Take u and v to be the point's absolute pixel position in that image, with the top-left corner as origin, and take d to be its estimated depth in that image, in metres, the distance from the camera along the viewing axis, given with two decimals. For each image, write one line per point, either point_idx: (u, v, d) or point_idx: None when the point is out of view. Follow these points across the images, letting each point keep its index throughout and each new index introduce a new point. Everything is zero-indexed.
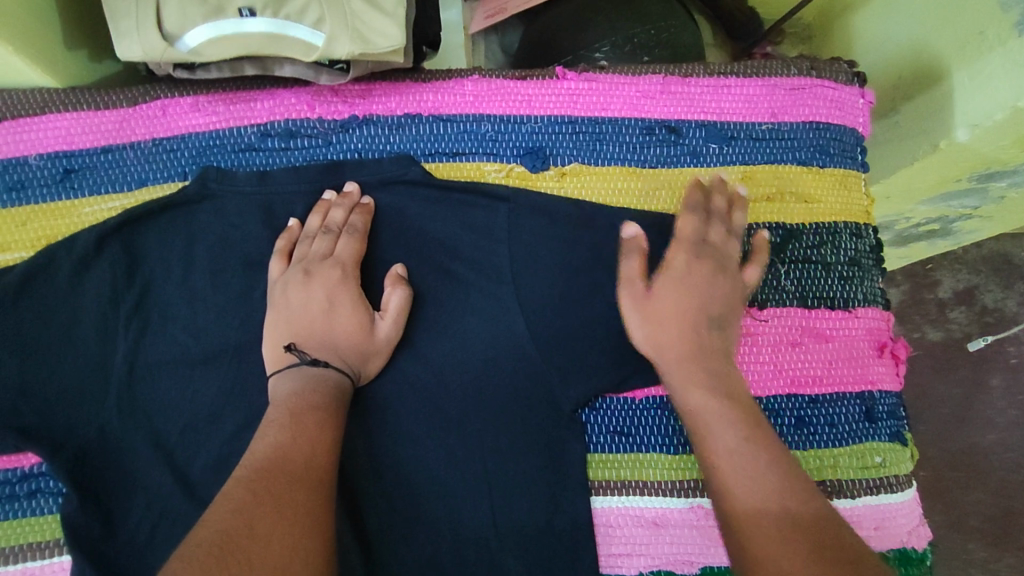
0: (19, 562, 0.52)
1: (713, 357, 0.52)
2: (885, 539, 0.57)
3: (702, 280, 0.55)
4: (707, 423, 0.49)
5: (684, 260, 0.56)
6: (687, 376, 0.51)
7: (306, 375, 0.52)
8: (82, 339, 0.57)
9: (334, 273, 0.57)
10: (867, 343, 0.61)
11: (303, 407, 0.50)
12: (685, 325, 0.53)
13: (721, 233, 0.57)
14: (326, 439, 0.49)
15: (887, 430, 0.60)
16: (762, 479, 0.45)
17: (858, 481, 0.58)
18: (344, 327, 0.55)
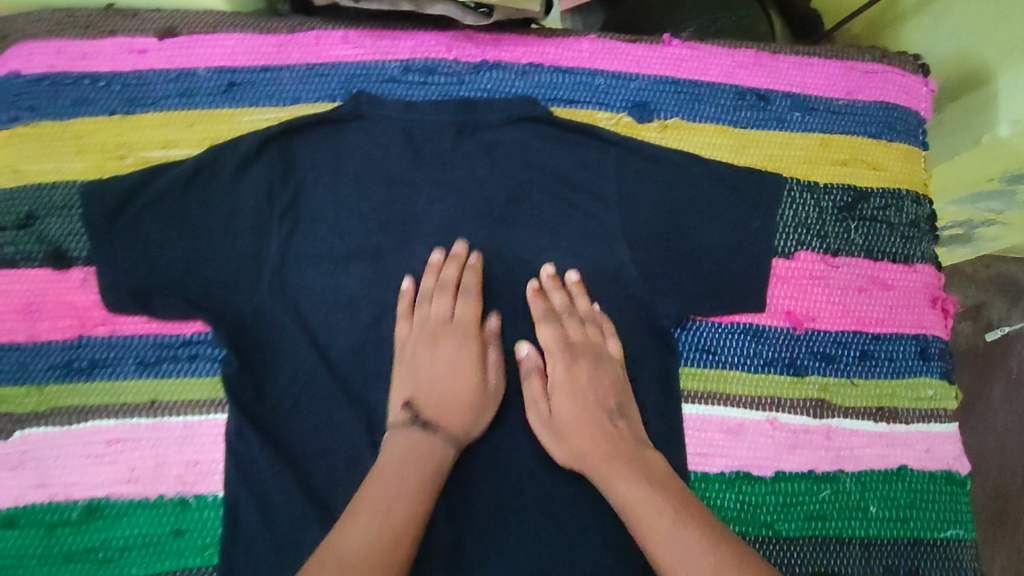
0: (181, 415, 0.60)
1: (619, 448, 0.58)
2: (935, 461, 0.66)
3: (588, 379, 0.62)
4: (641, 515, 0.52)
5: (564, 372, 0.62)
6: (608, 476, 0.56)
7: (420, 440, 0.57)
8: (238, 230, 0.63)
9: (457, 337, 0.63)
10: (923, 295, 0.70)
11: (401, 464, 0.55)
12: (574, 419, 0.60)
13: (578, 328, 0.64)
14: (421, 482, 0.54)
15: (938, 369, 0.68)
16: (711, 562, 0.47)
17: (912, 410, 0.66)
18: (458, 386, 0.61)
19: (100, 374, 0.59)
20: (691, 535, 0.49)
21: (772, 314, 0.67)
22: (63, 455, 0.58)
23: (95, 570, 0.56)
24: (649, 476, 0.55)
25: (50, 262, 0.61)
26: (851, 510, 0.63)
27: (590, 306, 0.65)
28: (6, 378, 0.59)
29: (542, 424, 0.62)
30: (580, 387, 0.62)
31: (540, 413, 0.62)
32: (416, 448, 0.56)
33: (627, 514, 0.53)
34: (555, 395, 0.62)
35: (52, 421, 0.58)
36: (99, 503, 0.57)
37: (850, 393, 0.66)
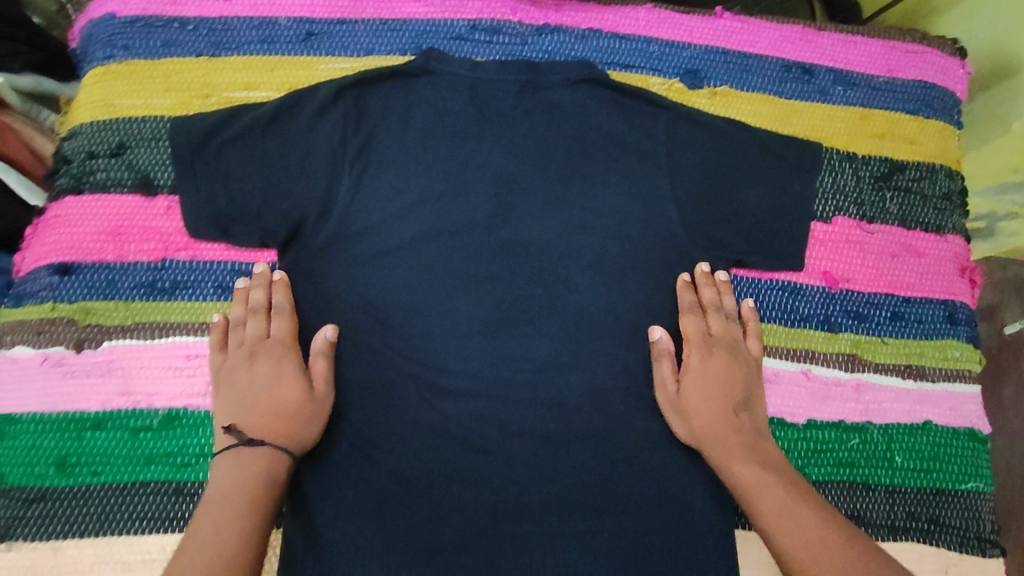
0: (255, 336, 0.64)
1: (740, 433, 0.63)
2: (958, 419, 0.69)
3: (717, 370, 0.66)
4: (755, 491, 0.59)
5: (699, 359, 0.66)
6: (726, 454, 0.62)
7: (239, 457, 0.57)
8: (312, 172, 0.65)
9: (275, 350, 0.62)
10: (953, 264, 0.73)
11: (230, 480, 0.56)
12: (706, 406, 0.64)
13: (721, 324, 0.68)
14: (257, 504, 0.55)
15: (964, 333, 0.72)
16: (822, 532, 0.55)
17: (938, 369, 0.70)
18: (268, 420, 0.59)
19: (181, 295, 0.64)
20: (812, 522, 0.55)
21: (810, 273, 0.71)
22: (146, 366, 0.62)
23: (173, 473, 0.60)
24: (762, 460, 0.61)
25: (139, 189, 0.65)
26: (877, 459, 0.67)
27: (734, 305, 0.69)
28: (96, 293, 0.63)
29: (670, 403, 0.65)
30: (709, 376, 0.65)
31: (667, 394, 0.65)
32: (244, 459, 0.57)
33: (744, 496, 0.59)
34: (687, 380, 0.65)
35: (137, 334, 0.62)
36: (178, 412, 0.62)
37: (880, 350, 0.70)
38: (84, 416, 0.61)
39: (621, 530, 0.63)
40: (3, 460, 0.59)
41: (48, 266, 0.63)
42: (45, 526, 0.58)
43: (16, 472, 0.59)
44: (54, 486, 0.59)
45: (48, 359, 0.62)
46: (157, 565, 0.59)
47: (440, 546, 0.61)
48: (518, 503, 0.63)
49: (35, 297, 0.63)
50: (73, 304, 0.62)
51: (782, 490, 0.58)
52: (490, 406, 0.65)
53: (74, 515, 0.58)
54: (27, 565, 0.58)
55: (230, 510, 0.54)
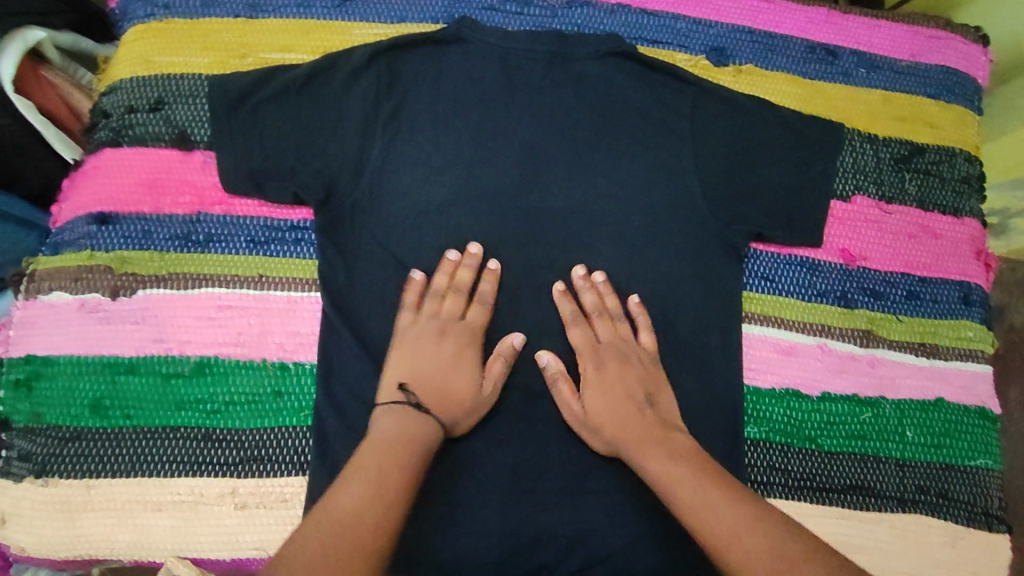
0: (285, 291, 0.65)
1: (644, 428, 0.60)
2: (970, 397, 0.70)
3: (614, 374, 0.63)
4: (667, 485, 0.55)
5: (592, 368, 0.64)
6: (640, 453, 0.58)
7: (409, 416, 0.57)
8: (344, 133, 0.67)
9: (460, 333, 0.63)
10: (969, 246, 0.74)
11: (408, 434, 0.55)
12: (593, 408, 0.62)
13: (607, 327, 0.66)
14: (417, 457, 0.54)
15: (978, 314, 0.73)
16: (737, 518, 0.51)
17: (951, 348, 0.71)
18: (463, 407, 0.61)
19: (215, 248, 0.65)
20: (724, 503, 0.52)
21: (828, 250, 0.72)
22: (180, 315, 0.64)
23: (203, 420, 0.62)
24: (676, 451, 0.58)
25: (176, 144, 0.67)
26: (889, 433, 0.68)
27: (639, 310, 0.66)
28: (132, 243, 0.65)
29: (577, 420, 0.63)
30: (592, 383, 0.63)
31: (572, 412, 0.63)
32: (403, 418, 0.57)
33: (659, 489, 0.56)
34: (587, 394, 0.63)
35: (171, 285, 0.64)
36: (209, 361, 0.63)
37: (895, 328, 0.71)
38: (118, 361, 0.62)
39: (635, 491, 0.65)
40: (41, 401, 0.62)
41: (87, 216, 0.65)
42: (81, 464, 0.60)
43: (54, 412, 0.61)
44: (89, 427, 0.61)
45: (85, 305, 0.63)
46: (185, 505, 0.61)
47: (458, 499, 0.63)
48: (536, 461, 0.64)
49: (74, 245, 0.65)
50: (110, 253, 0.64)
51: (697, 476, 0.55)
52: (512, 366, 0.66)
53: (108, 456, 0.61)
54: (64, 500, 0.60)
55: (395, 459, 0.53)
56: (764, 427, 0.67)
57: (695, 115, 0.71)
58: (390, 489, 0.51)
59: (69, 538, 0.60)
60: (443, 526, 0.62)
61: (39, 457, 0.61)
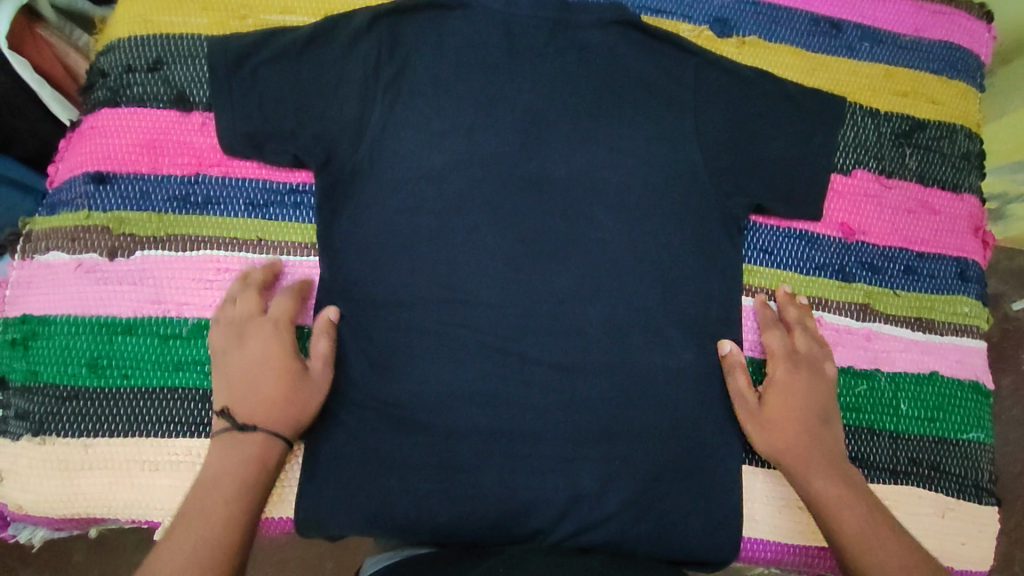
0: (285, 255, 0.66)
1: (826, 452, 0.64)
2: (964, 371, 0.71)
3: (806, 390, 0.65)
4: (835, 507, 0.60)
5: (784, 370, 0.66)
6: (806, 466, 0.63)
7: (233, 441, 0.57)
8: (344, 96, 0.66)
9: (264, 329, 0.61)
10: (967, 222, 0.75)
11: (240, 460, 0.57)
12: (787, 420, 0.65)
13: (806, 340, 0.68)
14: (246, 489, 0.56)
15: (974, 289, 0.73)
16: (895, 553, 0.56)
17: (946, 323, 0.72)
18: (292, 405, 0.59)
19: (213, 210, 0.65)
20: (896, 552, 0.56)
21: (828, 223, 0.72)
22: (177, 276, 0.63)
23: (201, 380, 0.62)
24: (848, 481, 0.62)
25: (175, 105, 0.66)
26: (884, 406, 0.68)
27: (813, 328, 0.69)
28: (129, 203, 0.64)
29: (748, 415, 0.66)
30: (789, 395, 0.65)
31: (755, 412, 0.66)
32: (235, 444, 0.57)
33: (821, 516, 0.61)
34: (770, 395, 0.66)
35: (169, 246, 0.64)
36: (207, 322, 0.63)
37: (892, 302, 0.71)
38: (114, 321, 0.62)
39: (630, 458, 0.65)
40: (38, 359, 0.61)
41: (83, 175, 0.64)
42: (78, 423, 0.60)
43: (50, 370, 0.61)
44: (86, 386, 0.61)
45: (82, 265, 0.63)
46: (182, 465, 0.60)
47: (454, 463, 0.64)
48: (532, 427, 0.65)
49: (71, 204, 0.64)
50: (107, 213, 0.64)
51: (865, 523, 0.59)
52: (510, 335, 0.66)
53: (105, 415, 0.60)
54: (62, 458, 0.60)
55: (220, 494, 0.55)
56: None
57: (698, 86, 0.71)
58: (215, 526, 0.53)
59: (66, 495, 0.60)
60: (438, 489, 0.63)
61: (36, 414, 0.60)
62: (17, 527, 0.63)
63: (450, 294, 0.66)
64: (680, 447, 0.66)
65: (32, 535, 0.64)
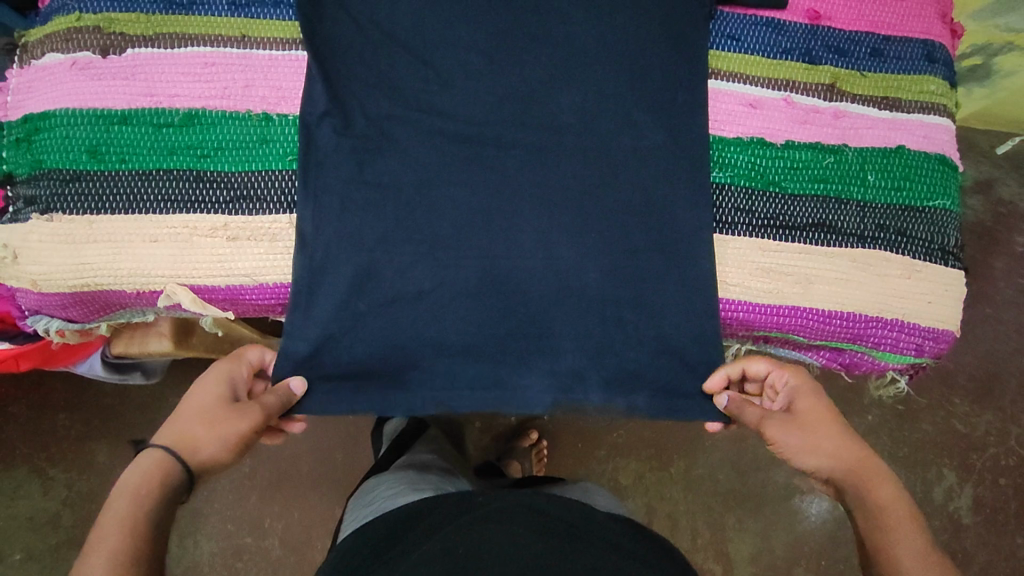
0: (268, 50, 0.68)
1: (871, 469, 0.63)
2: (932, 146, 0.73)
3: (831, 412, 0.66)
4: (889, 527, 0.58)
5: (800, 394, 0.67)
6: (859, 482, 0.62)
7: (146, 460, 0.57)
8: None
9: (216, 367, 0.64)
10: (934, 9, 0.76)
11: (142, 488, 0.55)
12: (825, 431, 0.65)
13: (800, 371, 0.69)
14: (139, 524, 0.53)
15: (942, 70, 0.75)
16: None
17: (913, 101, 0.73)
18: (202, 426, 0.59)
19: (198, 10, 0.68)
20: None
21: (795, 11, 0.74)
22: (168, 70, 0.67)
23: (194, 164, 0.66)
24: (897, 498, 0.61)
25: None
26: (851, 176, 0.71)
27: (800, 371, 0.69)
28: (118, 6, 0.67)
29: (783, 432, 0.65)
30: (815, 408, 0.66)
31: (794, 427, 0.65)
32: (145, 468, 0.56)
33: (872, 536, 0.59)
34: (798, 413, 0.66)
35: (158, 43, 0.67)
36: (197, 112, 0.66)
37: (859, 83, 0.73)
38: (110, 112, 0.66)
39: (608, 231, 0.68)
40: (41, 150, 0.65)
41: None
42: (80, 203, 0.64)
43: (52, 158, 0.65)
44: (87, 170, 0.64)
45: (76, 63, 0.66)
46: (181, 238, 0.65)
47: (437, 238, 0.67)
48: (512, 208, 0.68)
49: (63, 10, 0.67)
50: (97, 14, 0.67)
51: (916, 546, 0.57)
52: (489, 122, 0.69)
53: (105, 195, 0.64)
54: (67, 235, 0.64)
55: (118, 527, 0.53)
56: (729, 173, 0.70)
57: None
58: None
59: (76, 269, 0.64)
60: (426, 261, 0.67)
61: (42, 197, 0.64)
62: (35, 320, 0.68)
63: (427, 88, 0.69)
64: (653, 221, 0.69)
65: (48, 325, 0.69)
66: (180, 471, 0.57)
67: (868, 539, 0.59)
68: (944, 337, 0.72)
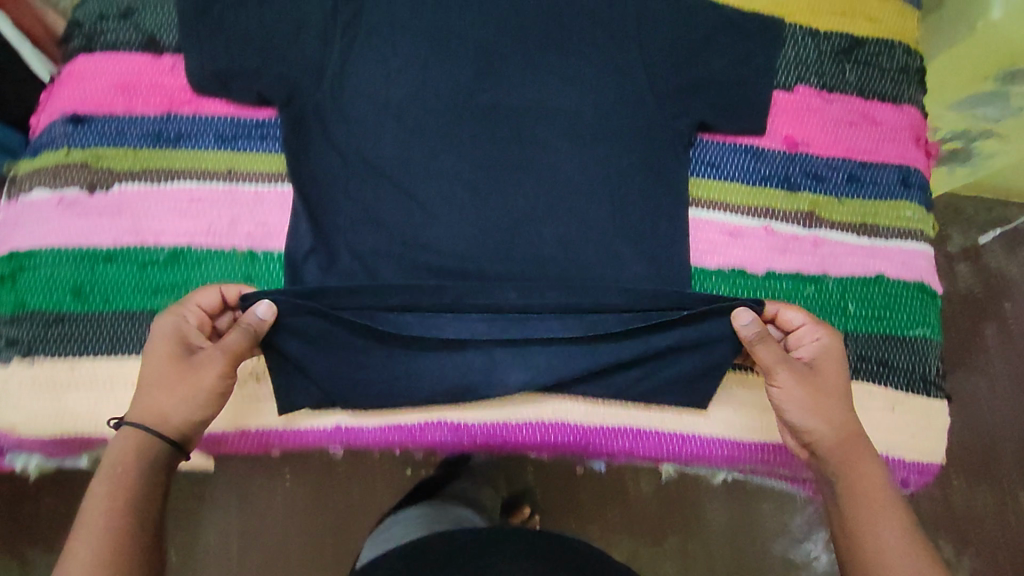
0: (254, 184, 0.69)
1: (863, 445, 0.62)
2: (910, 273, 0.74)
3: (838, 374, 0.64)
4: (874, 519, 0.58)
5: (824, 356, 0.65)
6: (849, 460, 0.61)
7: (127, 441, 0.57)
8: (304, 42, 0.69)
9: (165, 322, 0.61)
10: (908, 133, 0.77)
11: (119, 463, 0.57)
12: (834, 404, 0.63)
13: (823, 330, 0.65)
14: (126, 493, 0.55)
15: (918, 195, 0.76)
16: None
17: (890, 228, 0.75)
18: (162, 394, 0.59)
19: (184, 144, 0.69)
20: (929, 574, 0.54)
21: (771, 138, 0.75)
22: (154, 206, 0.67)
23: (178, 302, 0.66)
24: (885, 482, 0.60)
25: (146, 49, 0.70)
26: (831, 306, 0.72)
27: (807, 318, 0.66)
28: (106, 141, 0.68)
29: (794, 380, 0.62)
30: (833, 371, 0.64)
31: (808, 388, 0.63)
32: (124, 442, 0.58)
33: (842, 496, 0.60)
34: (819, 369, 0.64)
35: (144, 179, 0.68)
36: (183, 249, 0.67)
37: (836, 209, 0.74)
38: (95, 251, 0.66)
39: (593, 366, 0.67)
40: (24, 289, 0.65)
41: (62, 117, 0.68)
42: (63, 345, 0.64)
43: (36, 298, 0.64)
44: (71, 311, 0.64)
45: (63, 200, 0.67)
46: None
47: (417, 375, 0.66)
48: None
49: (51, 145, 0.68)
50: (85, 150, 0.68)
51: (888, 508, 0.59)
52: (479, 259, 0.69)
53: (88, 336, 0.64)
54: (49, 378, 0.63)
55: (101, 506, 0.54)
56: None
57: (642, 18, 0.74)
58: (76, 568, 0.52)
59: (56, 417, 0.63)
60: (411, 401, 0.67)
61: (25, 338, 0.64)
62: (14, 457, 0.67)
63: (409, 221, 0.69)
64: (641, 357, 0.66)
65: (27, 461, 0.68)
66: (152, 442, 0.58)
67: (842, 522, 0.59)
68: (930, 470, 0.71)
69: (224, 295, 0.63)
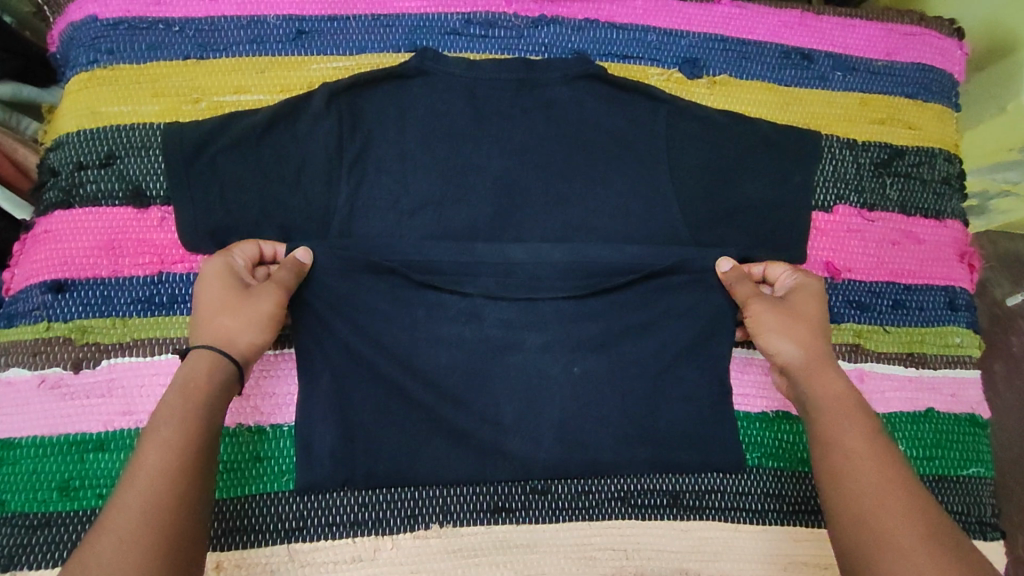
0: None
1: (837, 372, 0.59)
2: (959, 405, 0.71)
3: (814, 310, 0.62)
4: (836, 432, 0.54)
5: (798, 291, 0.63)
6: (818, 381, 0.58)
7: (194, 364, 0.53)
8: (309, 189, 0.63)
9: (217, 259, 0.58)
10: (952, 249, 0.73)
11: (188, 387, 0.52)
12: (804, 326, 0.61)
13: (799, 274, 0.65)
14: (200, 425, 0.50)
15: (965, 318, 0.73)
16: (890, 488, 0.50)
17: (939, 356, 0.71)
18: (225, 315, 0.56)
19: (179, 309, 0.62)
20: (890, 483, 0.50)
21: (813, 264, 0.70)
22: (147, 383, 0.61)
23: None
24: (859, 411, 0.56)
25: (131, 202, 0.63)
26: None
27: (785, 271, 0.65)
28: (91, 311, 0.61)
29: (769, 309, 0.61)
30: (808, 305, 0.62)
31: (780, 310, 0.61)
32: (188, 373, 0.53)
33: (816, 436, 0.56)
34: (792, 302, 0.62)
35: (135, 352, 0.61)
36: None
37: (883, 339, 0.70)
38: (83, 439, 0.59)
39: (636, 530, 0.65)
40: (4, 488, 0.58)
41: (40, 284, 0.61)
42: (51, 552, 0.57)
43: (19, 498, 0.58)
44: (59, 511, 0.58)
45: (45, 380, 0.60)
46: None
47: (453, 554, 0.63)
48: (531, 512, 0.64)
49: (29, 316, 0.61)
50: (67, 323, 0.61)
51: (867, 446, 0.53)
52: (511, 425, 0.63)
53: (80, 541, 0.58)
54: None
55: (166, 437, 0.49)
56: (757, 453, 0.68)
57: (674, 141, 0.68)
58: (154, 473, 0.47)
59: None
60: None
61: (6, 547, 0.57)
62: None
63: (423, 381, 0.62)
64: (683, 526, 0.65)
65: None
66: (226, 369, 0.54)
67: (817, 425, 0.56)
68: None
69: (264, 252, 0.61)
